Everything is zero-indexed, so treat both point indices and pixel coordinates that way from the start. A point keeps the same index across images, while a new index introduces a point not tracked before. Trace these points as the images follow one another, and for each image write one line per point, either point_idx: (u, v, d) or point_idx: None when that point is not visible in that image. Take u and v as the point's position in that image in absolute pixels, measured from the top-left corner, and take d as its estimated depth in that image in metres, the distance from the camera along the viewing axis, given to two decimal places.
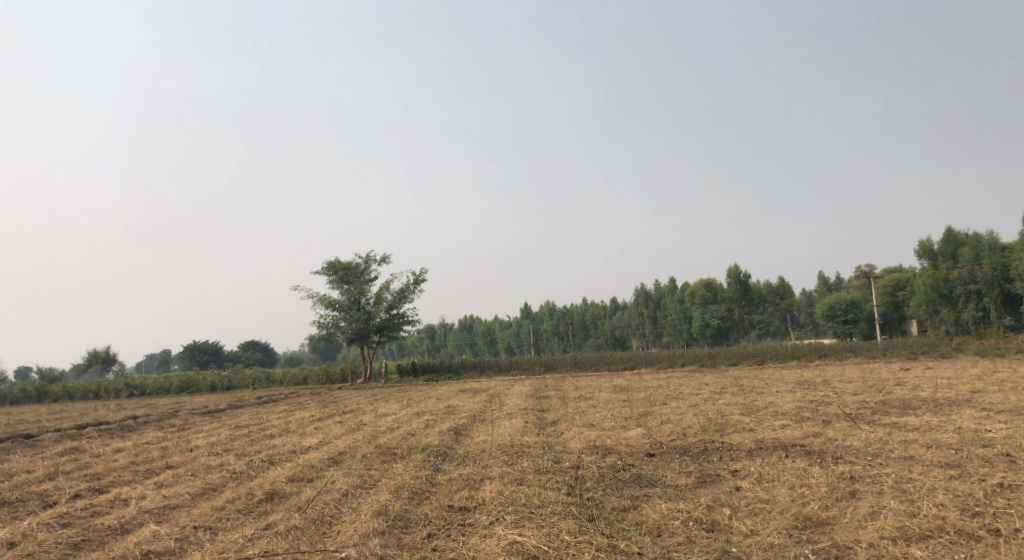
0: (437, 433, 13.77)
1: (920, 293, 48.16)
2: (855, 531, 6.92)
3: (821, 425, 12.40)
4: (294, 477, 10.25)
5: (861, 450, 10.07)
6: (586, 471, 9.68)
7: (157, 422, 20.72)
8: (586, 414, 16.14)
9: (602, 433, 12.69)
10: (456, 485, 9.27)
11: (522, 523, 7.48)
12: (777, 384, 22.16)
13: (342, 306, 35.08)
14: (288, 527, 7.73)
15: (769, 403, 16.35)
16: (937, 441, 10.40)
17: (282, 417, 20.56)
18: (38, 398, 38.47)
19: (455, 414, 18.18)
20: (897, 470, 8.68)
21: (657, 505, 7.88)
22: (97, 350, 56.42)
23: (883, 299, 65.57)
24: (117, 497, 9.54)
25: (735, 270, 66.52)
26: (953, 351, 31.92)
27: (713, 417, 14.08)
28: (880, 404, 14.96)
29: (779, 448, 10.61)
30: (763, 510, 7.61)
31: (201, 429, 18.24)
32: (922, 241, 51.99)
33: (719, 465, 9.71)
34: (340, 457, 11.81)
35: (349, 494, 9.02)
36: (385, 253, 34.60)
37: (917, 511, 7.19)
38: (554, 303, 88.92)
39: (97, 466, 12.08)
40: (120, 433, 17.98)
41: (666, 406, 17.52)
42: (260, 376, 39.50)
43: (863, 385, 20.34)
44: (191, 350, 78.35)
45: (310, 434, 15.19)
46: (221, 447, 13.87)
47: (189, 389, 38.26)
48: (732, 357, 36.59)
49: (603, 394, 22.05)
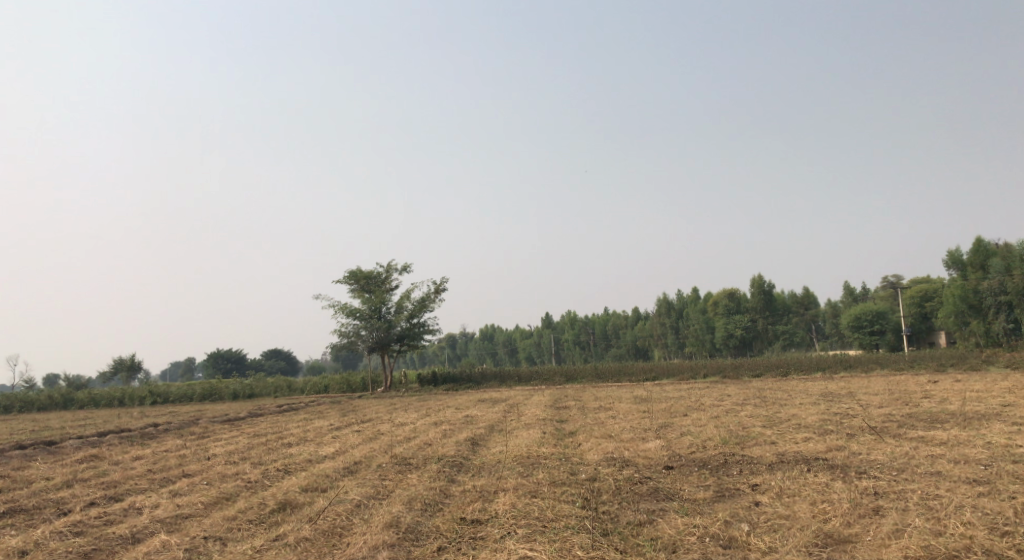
0: (454, 444, 13.69)
1: (949, 303, 47.30)
2: (878, 550, 6.67)
3: (844, 438, 12.13)
4: (307, 487, 10.20)
5: (886, 465, 9.79)
6: (602, 483, 9.52)
7: (177, 430, 20.86)
8: (605, 425, 15.95)
9: (620, 445, 12.52)
10: (470, 496, 9.15)
11: (534, 537, 7.33)
12: (801, 396, 21.80)
13: (364, 315, 35.17)
14: (298, 538, 7.66)
15: (792, 415, 16.05)
16: (964, 456, 10.10)
17: (302, 425, 20.60)
18: (65, 405, 38.97)
19: (473, 424, 18.12)
20: (923, 487, 8.41)
21: (673, 519, 7.70)
22: (122, 358, 57.04)
23: (911, 310, 64.45)
24: (132, 506, 9.56)
25: (759, 280, 65.82)
26: (982, 364, 31.25)
27: (734, 429, 13.84)
28: (907, 417, 14.61)
29: (801, 462, 10.37)
30: (782, 526, 7.39)
31: (220, 437, 18.30)
32: (951, 251, 51.08)
33: (739, 479, 9.50)
34: (356, 466, 11.76)
35: (361, 505, 8.94)
36: (406, 266, 36.99)
37: (943, 530, 6.93)
38: (575, 313, 88.65)
39: (114, 474, 12.14)
40: (140, 441, 18.13)
41: (686, 417, 17.26)
42: (282, 384, 39.71)
43: (889, 397, 19.95)
44: (215, 358, 79.14)
45: (327, 443, 15.18)
46: (238, 455, 13.88)
47: (212, 397, 38.53)
48: (755, 368, 36.11)
49: (623, 405, 21.82)
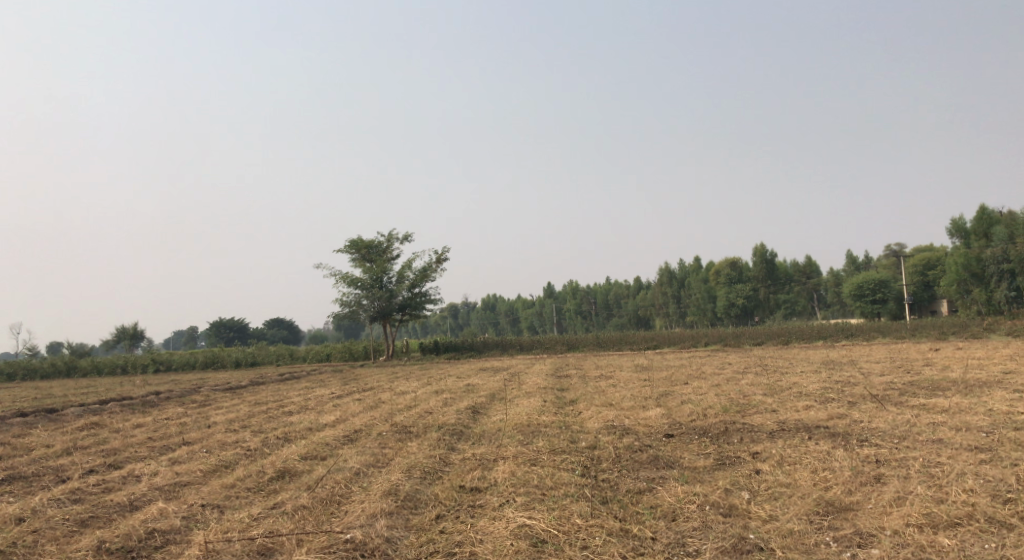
0: (454, 412, 13.65)
1: (952, 271, 46.91)
2: (879, 518, 6.60)
3: (845, 406, 12.07)
4: (306, 455, 10.18)
5: (888, 433, 9.72)
6: (601, 451, 9.47)
7: (179, 398, 20.83)
8: (606, 394, 15.91)
9: (620, 413, 12.47)
10: (469, 465, 9.11)
11: (532, 506, 7.28)
12: (801, 364, 21.77)
13: (365, 284, 35.08)
14: (295, 507, 7.62)
15: (794, 383, 15.99)
16: (966, 424, 10.03)
17: (303, 394, 20.61)
18: (68, 373, 39.10)
19: (474, 392, 18.09)
20: (925, 454, 8.34)
21: (673, 488, 7.64)
22: (125, 327, 57.13)
23: (913, 279, 64.26)
24: (130, 473, 9.55)
25: (761, 249, 65.58)
26: (984, 331, 31.17)
27: (735, 398, 13.75)
28: (908, 385, 14.54)
29: (802, 430, 10.30)
30: (783, 494, 7.33)
31: (221, 406, 18.29)
32: (954, 219, 50.72)
33: (740, 447, 9.44)
34: (356, 434, 11.74)
35: (360, 473, 8.91)
36: (407, 234, 36.81)
37: (946, 497, 6.87)
38: (577, 283, 88.53)
39: (114, 442, 12.12)
40: (142, 409, 18.13)
41: (687, 386, 17.23)
42: (284, 352, 39.76)
43: (891, 365, 19.87)
44: (217, 327, 79.33)
45: (328, 411, 15.16)
46: (239, 423, 13.87)
47: (215, 365, 38.68)
48: (756, 337, 36.07)
49: (624, 373, 21.80)
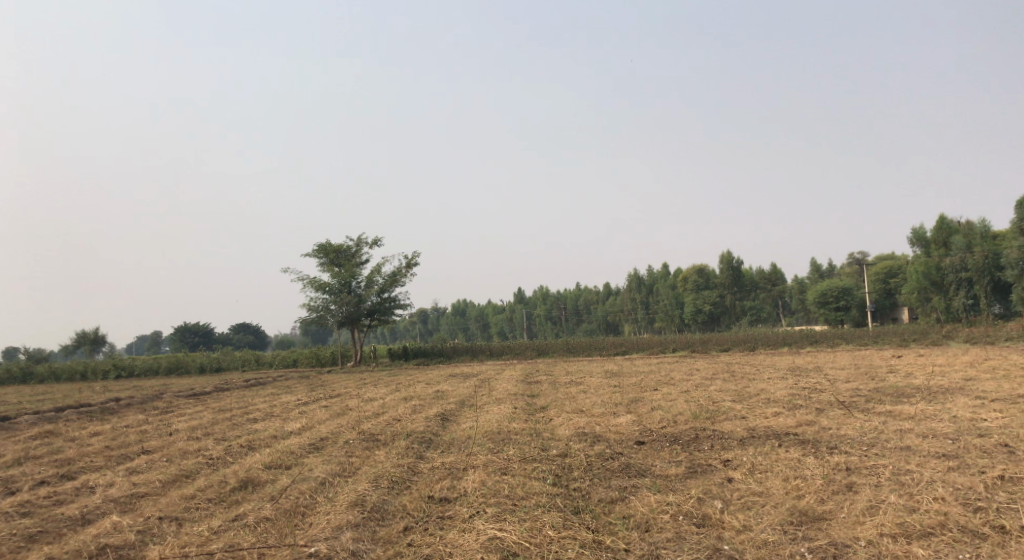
0: (423, 419, 13.42)
1: (912, 279, 47.85)
2: (853, 528, 6.58)
3: (813, 413, 12.12)
4: (271, 464, 9.89)
5: (856, 440, 9.76)
6: (573, 459, 9.35)
7: (139, 405, 20.25)
8: (577, 400, 15.82)
9: (591, 420, 12.38)
10: (438, 474, 8.92)
11: (503, 517, 7.12)
12: (768, 370, 21.91)
13: (333, 289, 34.58)
14: (258, 519, 7.35)
15: (761, 390, 16.09)
16: (933, 431, 10.12)
17: (268, 401, 20.16)
18: (25, 379, 37.90)
19: (443, 400, 17.86)
20: (894, 462, 8.37)
21: (645, 497, 7.54)
22: (86, 332, 55.68)
23: (875, 286, 65.53)
24: (84, 485, 9.15)
25: (728, 256, 66.31)
26: (943, 339, 31.85)
27: (704, 404, 13.75)
28: (874, 392, 14.70)
29: (772, 437, 10.30)
30: (756, 503, 7.27)
31: (184, 412, 17.80)
32: (914, 229, 51.87)
33: (711, 454, 9.40)
34: (322, 443, 11.46)
35: (326, 483, 8.65)
36: (377, 238, 35.96)
37: (917, 506, 6.87)
38: (547, 288, 88.68)
39: (69, 452, 11.65)
40: (100, 416, 17.57)
41: (657, 392, 17.23)
42: (250, 358, 39.02)
43: (855, 372, 20.10)
44: (181, 333, 77.75)
45: (293, 419, 14.81)
46: (201, 431, 13.46)
47: (178, 371, 37.79)
48: (723, 343, 36.39)
49: (594, 379, 21.75)
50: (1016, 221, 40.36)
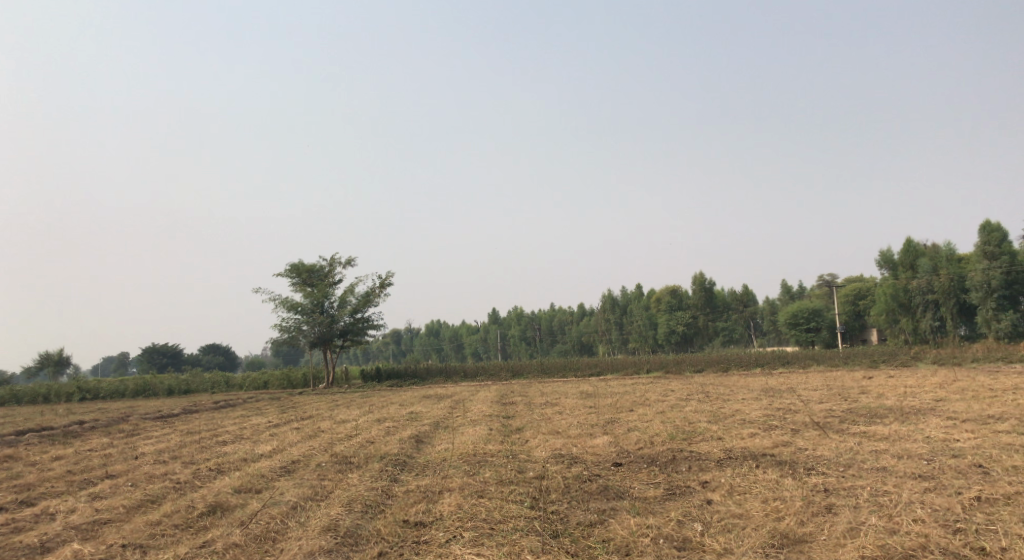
0: (397, 441, 13.22)
1: (881, 301, 48.66)
2: (834, 551, 6.54)
3: (789, 434, 12.15)
4: (241, 488, 9.62)
5: (833, 460, 9.78)
6: (550, 482, 9.22)
7: (104, 428, 19.69)
8: (552, 421, 15.73)
9: (568, 441, 12.28)
10: (413, 497, 8.73)
11: (481, 541, 6.96)
12: (742, 391, 21.99)
13: (305, 309, 34.16)
14: (226, 545, 7.11)
15: (736, 411, 16.12)
16: (907, 451, 10.18)
17: (238, 423, 19.73)
18: None
19: (417, 421, 17.62)
20: (871, 482, 8.39)
21: (625, 520, 7.44)
22: (50, 353, 54.25)
23: (845, 308, 66.48)
24: (45, 511, 8.80)
25: (701, 277, 66.84)
26: (911, 360, 32.32)
27: (681, 425, 13.74)
28: (847, 413, 14.81)
29: (749, 458, 10.28)
30: (736, 526, 7.21)
31: (150, 435, 17.33)
32: (882, 252, 52.81)
33: (689, 476, 9.34)
34: (293, 466, 11.20)
35: (298, 508, 8.41)
36: (351, 257, 35.70)
37: (897, 528, 6.87)
38: (521, 308, 88.62)
39: (30, 476, 11.25)
40: (63, 440, 17.02)
41: (632, 413, 17.20)
42: (219, 379, 38.26)
43: (828, 393, 20.26)
44: (149, 353, 76.20)
45: (264, 441, 14.50)
46: (168, 454, 13.09)
47: (145, 393, 36.91)
48: (697, 363, 36.55)
49: (569, 400, 21.69)
50: (980, 244, 41.33)
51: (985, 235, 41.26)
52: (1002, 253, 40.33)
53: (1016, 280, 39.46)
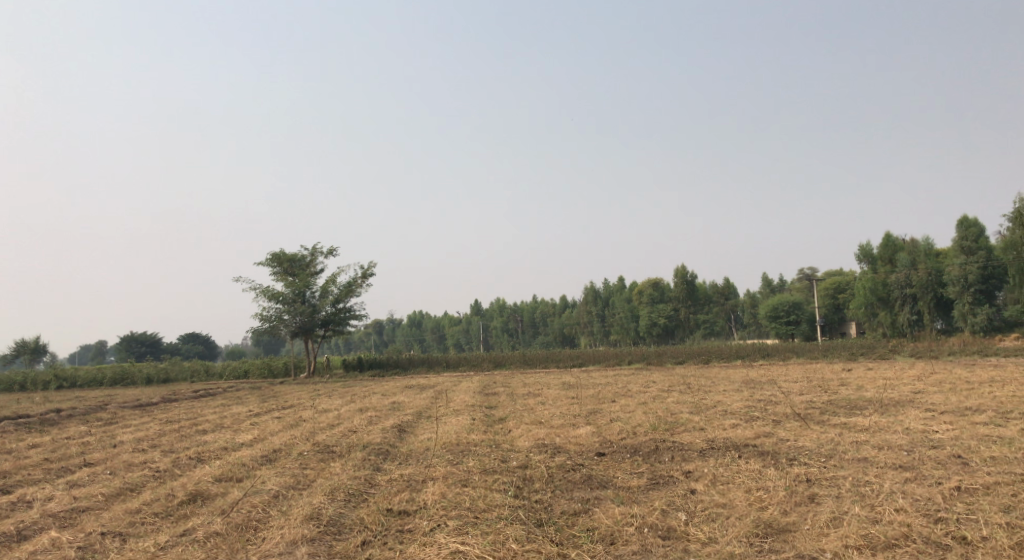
0: (379, 430, 13.14)
1: (860, 295, 49.21)
2: (818, 540, 6.59)
3: (770, 424, 12.24)
4: (221, 477, 9.51)
5: (814, 451, 9.85)
6: (533, 471, 9.20)
7: (82, 416, 19.45)
8: (535, 412, 15.73)
9: (551, 431, 12.29)
10: (396, 486, 8.68)
11: (466, 530, 6.92)
12: (723, 382, 22.14)
13: (286, 299, 33.88)
14: (207, 533, 7.01)
15: (718, 402, 16.24)
16: (887, 442, 10.29)
17: (218, 411, 19.57)
18: None
19: (399, 411, 17.55)
20: (853, 473, 8.45)
21: (609, 508, 7.44)
22: (26, 340, 53.42)
23: (824, 302, 67.14)
24: (22, 499, 8.64)
25: (682, 270, 67.18)
26: (890, 353, 32.70)
27: (663, 416, 13.80)
28: (827, 404, 14.94)
29: (731, 448, 10.33)
30: (720, 515, 7.23)
31: (129, 424, 17.12)
32: (862, 246, 53.30)
33: (672, 466, 9.37)
34: (275, 454, 11.10)
35: (280, 496, 8.33)
36: (332, 247, 35.46)
37: (879, 517, 6.93)
38: (503, 300, 88.60)
39: (5, 464, 11.05)
40: (40, 427, 16.77)
41: (615, 403, 17.26)
42: (199, 368, 37.90)
43: (808, 385, 20.45)
44: (127, 342, 75.37)
45: (245, 430, 14.36)
46: (148, 443, 12.92)
47: (124, 382, 36.47)
48: (678, 355, 36.75)
49: (552, 391, 21.72)
50: (958, 239, 41.96)
51: (962, 230, 41.84)
52: (979, 247, 41.04)
53: (993, 274, 39.96)
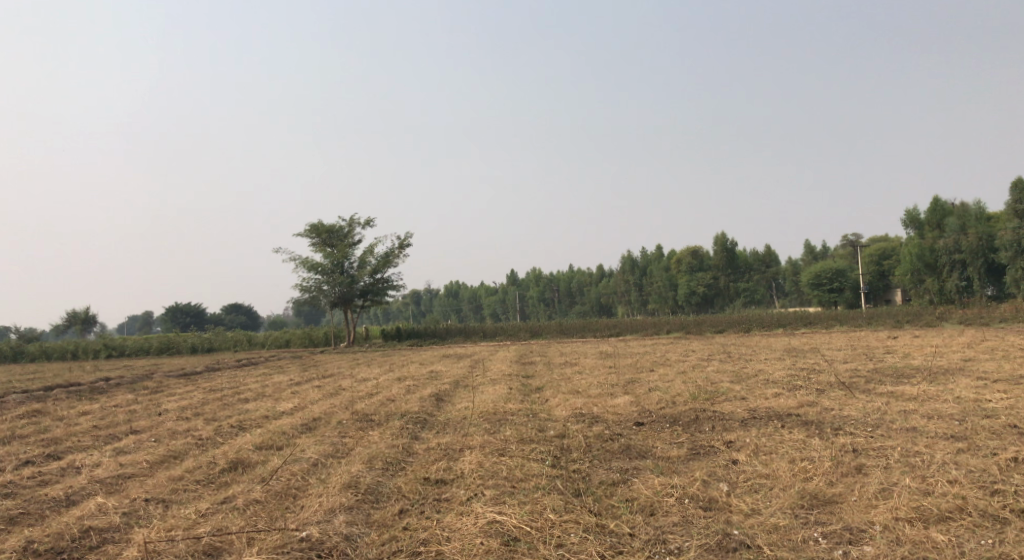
0: (417, 399, 13.20)
1: (906, 261, 47.88)
2: (866, 512, 6.38)
3: (814, 393, 11.94)
4: (262, 445, 9.63)
5: (860, 420, 9.56)
6: (571, 441, 9.11)
7: (130, 384, 20.00)
8: (573, 380, 15.66)
9: (588, 400, 12.17)
10: (434, 455, 8.67)
11: (502, 500, 6.86)
12: (764, 351, 21.77)
13: (326, 270, 34.21)
14: (248, 501, 7.08)
15: (759, 371, 15.97)
16: (937, 412, 9.93)
17: (260, 380, 19.91)
18: (15, 358, 37.37)
19: (437, 380, 17.64)
20: (902, 443, 8.17)
21: (649, 479, 7.31)
22: (77, 312, 55.17)
23: (868, 268, 65.39)
24: (71, 465, 8.87)
25: (722, 237, 66.03)
26: (937, 320, 31.77)
27: (703, 384, 13.59)
28: (873, 373, 14.54)
29: (774, 418, 10.09)
30: (763, 486, 7.05)
31: (174, 392, 17.55)
32: (908, 210, 51.64)
33: (712, 436, 9.18)
34: (315, 423, 11.22)
35: (318, 465, 8.39)
36: (370, 217, 35.60)
37: (932, 489, 6.68)
38: (540, 269, 88.46)
39: (56, 431, 11.36)
40: (90, 395, 17.26)
41: (653, 373, 17.10)
42: (242, 338, 38.69)
43: (852, 353, 20.00)
44: (173, 313, 77.43)
45: (286, 399, 14.54)
46: (192, 411, 13.17)
47: (170, 351, 37.44)
48: (718, 324, 36.23)
49: (589, 360, 21.61)
50: (1011, 203, 40.12)
51: (1016, 193, 40.01)
52: None
53: None
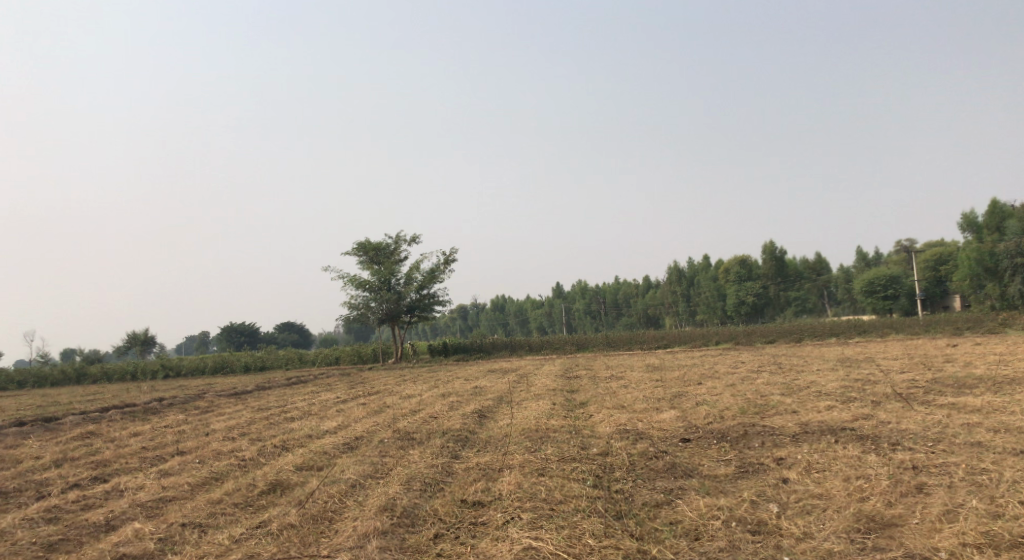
0: (459, 416, 13.05)
1: (964, 267, 46.06)
2: (930, 536, 5.96)
3: (870, 406, 11.37)
4: (302, 466, 9.58)
5: (921, 435, 9.03)
6: (614, 459, 8.83)
7: (181, 404, 20.36)
8: (617, 395, 15.35)
9: (633, 416, 11.83)
10: (473, 475, 8.50)
11: (540, 524, 6.64)
12: (817, 361, 21.04)
13: (373, 287, 34.50)
14: (282, 526, 7.01)
15: (812, 382, 15.40)
16: (1004, 425, 9.32)
17: (306, 399, 20.04)
18: (77, 379, 38.54)
19: (481, 396, 17.44)
20: (967, 459, 7.65)
21: (694, 500, 6.99)
22: (136, 333, 56.72)
23: (925, 274, 63.11)
24: (115, 488, 8.95)
25: (771, 246, 64.49)
26: (1000, 326, 30.30)
27: (753, 397, 13.16)
28: (933, 383, 13.83)
29: (827, 432, 9.62)
30: (816, 507, 6.66)
31: (223, 412, 17.76)
32: (966, 214, 49.64)
33: (762, 453, 8.76)
34: (356, 442, 11.16)
35: (357, 486, 8.30)
36: (415, 235, 35.71)
37: (1001, 511, 6.22)
38: (586, 282, 87.90)
39: (106, 453, 11.54)
40: (142, 416, 17.59)
41: (701, 385, 16.66)
42: (293, 357, 39.28)
43: (910, 362, 19.18)
44: (227, 332, 79.43)
45: (329, 418, 14.55)
46: (238, 431, 13.27)
47: (223, 370, 38.20)
48: (768, 334, 35.33)
49: (635, 373, 21.19)
50: None
51: None
52: None
53: None
